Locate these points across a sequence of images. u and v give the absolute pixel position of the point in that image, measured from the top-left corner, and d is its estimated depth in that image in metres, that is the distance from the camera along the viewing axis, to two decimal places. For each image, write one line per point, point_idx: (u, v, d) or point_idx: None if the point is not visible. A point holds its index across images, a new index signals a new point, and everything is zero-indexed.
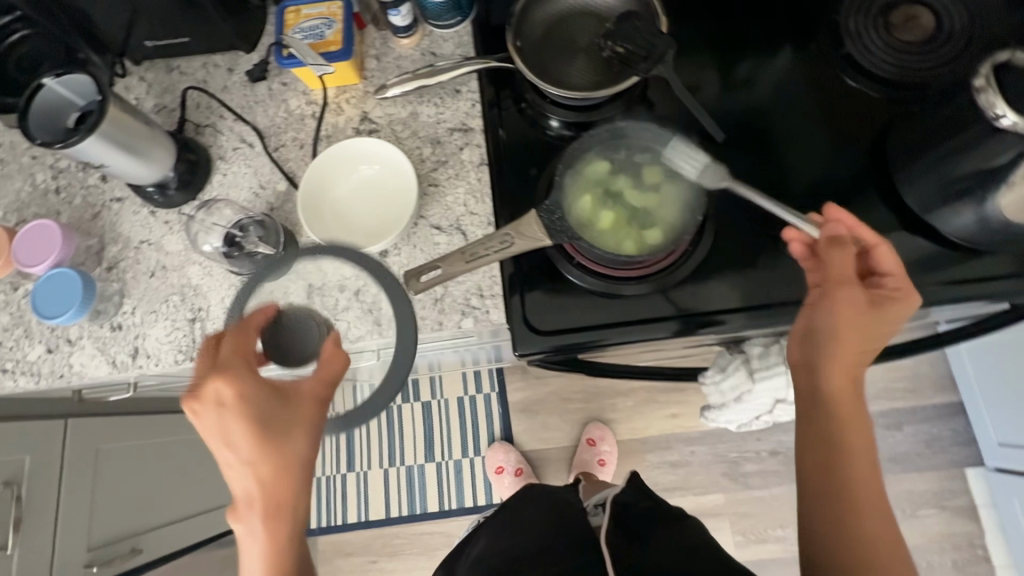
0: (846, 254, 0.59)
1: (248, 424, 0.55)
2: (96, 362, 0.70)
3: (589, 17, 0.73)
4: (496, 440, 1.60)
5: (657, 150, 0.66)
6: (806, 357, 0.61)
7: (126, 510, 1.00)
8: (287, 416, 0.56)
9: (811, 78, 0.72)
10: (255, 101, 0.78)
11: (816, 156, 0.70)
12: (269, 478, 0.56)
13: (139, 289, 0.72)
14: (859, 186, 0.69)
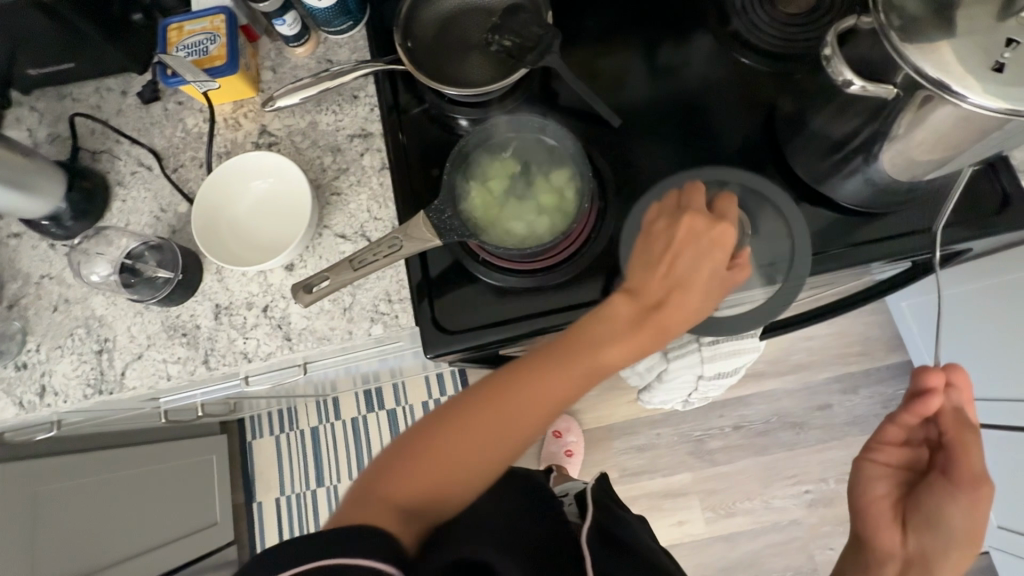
0: (977, 447, 0.55)
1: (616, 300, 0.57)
2: (3, 404, 0.68)
3: (479, 14, 0.73)
4: None
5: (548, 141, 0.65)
6: (865, 534, 0.58)
7: (69, 551, 0.99)
8: (631, 310, 0.56)
9: (704, 57, 0.73)
10: (150, 123, 0.76)
11: (717, 132, 0.70)
12: (590, 341, 0.55)
13: (43, 325, 0.70)
14: (757, 159, 0.70)
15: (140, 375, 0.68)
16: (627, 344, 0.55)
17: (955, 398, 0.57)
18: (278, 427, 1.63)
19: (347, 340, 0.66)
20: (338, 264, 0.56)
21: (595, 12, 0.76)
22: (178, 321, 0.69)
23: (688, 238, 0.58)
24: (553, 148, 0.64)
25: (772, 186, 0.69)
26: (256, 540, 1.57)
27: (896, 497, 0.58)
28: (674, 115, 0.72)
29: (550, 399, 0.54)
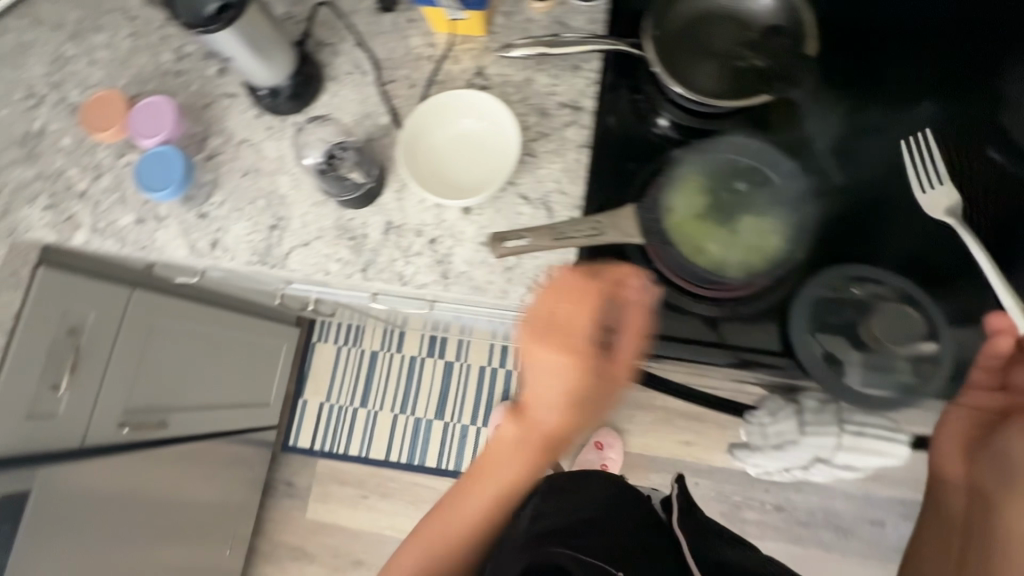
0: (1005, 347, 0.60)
1: (575, 369, 0.61)
2: (177, 243, 0.73)
3: (731, 22, 0.69)
4: (508, 405, 1.61)
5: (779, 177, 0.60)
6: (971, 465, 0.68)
7: (160, 385, 1.06)
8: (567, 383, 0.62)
9: (949, 142, 0.68)
10: (378, 31, 0.78)
11: (931, 221, 0.66)
12: (534, 431, 0.67)
13: (231, 185, 0.75)
14: (974, 267, 0.64)
15: (302, 261, 0.71)
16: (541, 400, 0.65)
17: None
18: (343, 340, 1.71)
19: (499, 298, 0.67)
20: (541, 228, 0.56)
21: (850, 53, 0.70)
22: (349, 225, 0.71)
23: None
24: (776, 185, 0.60)
25: (982, 300, 0.63)
26: (292, 432, 1.66)
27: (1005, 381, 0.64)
28: (894, 188, 0.67)
29: (506, 448, 0.70)
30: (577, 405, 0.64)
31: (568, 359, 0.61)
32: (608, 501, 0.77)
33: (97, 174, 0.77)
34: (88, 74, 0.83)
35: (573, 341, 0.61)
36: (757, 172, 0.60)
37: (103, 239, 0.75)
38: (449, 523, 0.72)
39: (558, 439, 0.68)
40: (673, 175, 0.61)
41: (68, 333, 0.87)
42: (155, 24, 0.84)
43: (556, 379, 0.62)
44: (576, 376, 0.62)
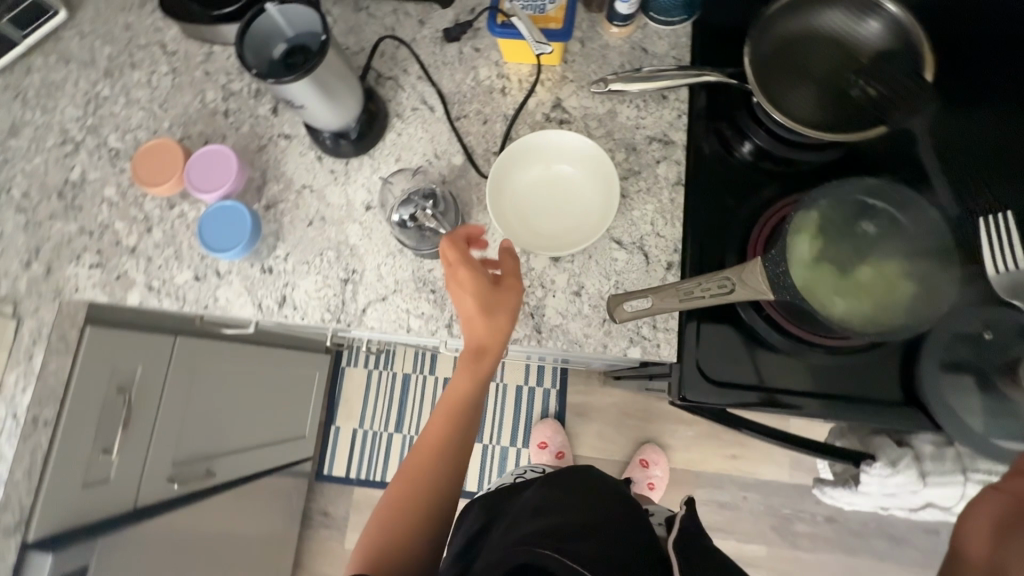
0: None
1: (480, 301, 0.58)
2: (242, 301, 0.69)
3: (832, 45, 0.64)
4: (548, 416, 1.57)
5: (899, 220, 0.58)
6: None
7: (206, 433, 1.00)
8: (498, 302, 0.59)
9: None
10: (442, 62, 0.73)
11: None
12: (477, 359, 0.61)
13: (295, 237, 0.69)
14: None
15: (380, 317, 0.66)
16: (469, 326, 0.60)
17: None
18: (373, 363, 1.66)
19: (599, 353, 0.63)
20: (666, 289, 0.55)
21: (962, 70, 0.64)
22: (429, 276, 0.67)
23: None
24: (898, 224, 0.58)
25: None
26: (326, 461, 1.61)
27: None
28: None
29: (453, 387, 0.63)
30: (492, 325, 0.59)
31: (467, 283, 0.59)
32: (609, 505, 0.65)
33: (148, 227, 0.72)
34: (125, 115, 0.77)
35: (477, 270, 0.59)
36: (873, 218, 0.58)
37: (161, 299, 0.70)
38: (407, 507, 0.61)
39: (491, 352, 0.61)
40: (793, 214, 0.57)
41: (116, 392, 0.81)
42: (195, 59, 0.78)
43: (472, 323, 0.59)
44: (471, 303, 0.59)
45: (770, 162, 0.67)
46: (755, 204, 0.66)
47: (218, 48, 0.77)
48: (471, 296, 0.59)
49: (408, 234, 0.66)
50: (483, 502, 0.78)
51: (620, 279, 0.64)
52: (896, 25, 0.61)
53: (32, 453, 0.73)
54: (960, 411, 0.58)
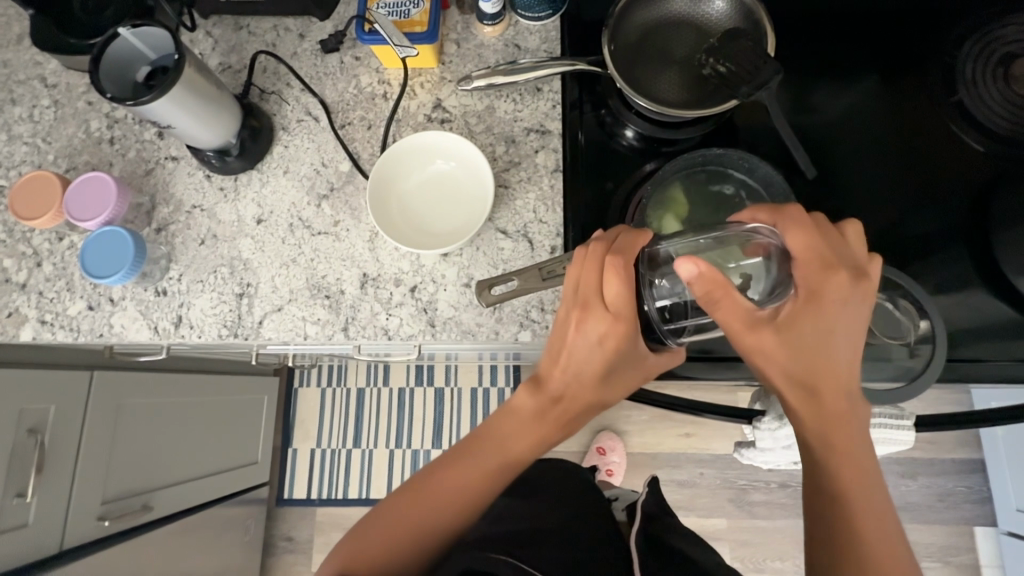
0: (803, 236, 0.48)
1: (609, 361, 0.55)
2: (138, 326, 0.68)
3: (691, 30, 0.68)
4: None
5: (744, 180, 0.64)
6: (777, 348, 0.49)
7: (138, 467, 0.99)
8: (632, 371, 0.58)
9: (915, 119, 0.68)
10: (324, 73, 0.74)
11: (912, 204, 0.66)
12: (552, 414, 0.58)
13: (188, 256, 0.70)
14: (948, 239, 0.65)
15: (277, 327, 0.67)
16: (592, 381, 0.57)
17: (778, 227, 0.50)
18: (326, 381, 1.65)
19: (492, 341, 0.64)
20: (528, 271, 0.57)
21: (804, 46, 0.70)
22: (323, 282, 0.67)
23: (819, 260, 0.49)
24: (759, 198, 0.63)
25: (957, 273, 0.64)
26: (285, 485, 1.59)
27: (817, 254, 0.48)
28: (871, 176, 0.67)
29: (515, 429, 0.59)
30: (597, 387, 0.57)
31: (611, 342, 0.54)
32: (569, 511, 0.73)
33: (38, 262, 0.71)
34: (8, 152, 0.76)
35: (614, 320, 0.53)
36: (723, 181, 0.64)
37: (55, 332, 0.69)
38: (432, 509, 0.56)
39: (573, 414, 0.59)
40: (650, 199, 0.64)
41: (26, 434, 0.80)
42: (77, 89, 0.77)
43: (587, 379, 0.57)
44: (602, 357, 0.55)
45: (647, 144, 0.71)
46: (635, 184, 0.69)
47: None
48: (600, 349, 0.54)
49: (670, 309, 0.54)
50: None
51: (507, 267, 0.66)
52: (739, 5, 0.66)
53: None
54: None
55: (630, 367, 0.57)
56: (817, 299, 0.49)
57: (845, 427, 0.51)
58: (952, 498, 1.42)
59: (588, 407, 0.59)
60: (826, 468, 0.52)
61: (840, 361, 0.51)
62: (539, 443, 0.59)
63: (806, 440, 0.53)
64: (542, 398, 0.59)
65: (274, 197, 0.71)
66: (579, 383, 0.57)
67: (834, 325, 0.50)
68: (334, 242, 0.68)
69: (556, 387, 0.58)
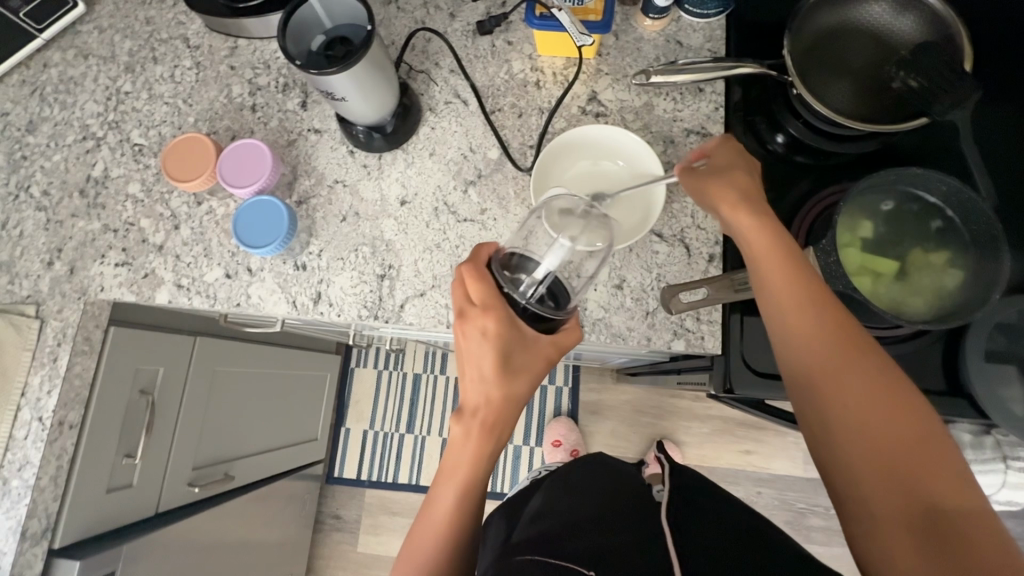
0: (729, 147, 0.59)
1: (502, 354, 0.54)
2: (276, 298, 0.67)
3: (869, 41, 0.65)
4: (561, 415, 1.57)
5: (930, 201, 0.58)
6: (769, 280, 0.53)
7: (225, 436, 0.99)
8: (525, 362, 0.55)
9: None
10: (475, 55, 0.72)
11: None
12: (495, 429, 0.56)
13: (329, 232, 0.68)
14: None
15: (418, 313, 0.65)
16: (491, 385, 0.55)
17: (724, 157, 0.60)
18: (383, 364, 1.64)
19: (642, 347, 0.62)
20: (721, 281, 0.58)
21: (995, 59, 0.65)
22: None
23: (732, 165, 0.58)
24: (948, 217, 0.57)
25: None
26: (336, 463, 1.59)
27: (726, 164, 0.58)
28: None
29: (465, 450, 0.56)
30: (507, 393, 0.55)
31: (493, 333, 0.54)
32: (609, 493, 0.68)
33: (175, 225, 0.70)
34: (148, 110, 0.75)
35: (483, 320, 0.54)
36: (908, 202, 0.58)
37: (191, 297, 0.68)
38: (428, 537, 0.57)
39: (506, 421, 0.57)
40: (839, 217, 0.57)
41: (139, 394, 0.79)
42: (220, 53, 0.76)
43: (488, 385, 0.55)
44: (537, 359, 0.55)
45: (802, 154, 0.68)
46: (793, 197, 0.67)
47: (244, 43, 0.76)
48: (493, 344, 0.54)
49: (517, 276, 0.56)
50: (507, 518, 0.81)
51: (661, 273, 0.64)
52: (930, 18, 0.62)
53: (58, 459, 0.69)
54: (1001, 396, 0.59)
55: (522, 353, 0.55)
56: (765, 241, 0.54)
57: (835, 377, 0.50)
58: None
59: (513, 409, 0.56)
60: (832, 418, 0.50)
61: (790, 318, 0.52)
62: (478, 454, 0.56)
63: (812, 407, 0.51)
64: (495, 409, 0.55)
65: (418, 179, 0.69)
66: (486, 392, 0.55)
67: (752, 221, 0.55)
68: (480, 231, 0.67)
69: (473, 403, 0.56)
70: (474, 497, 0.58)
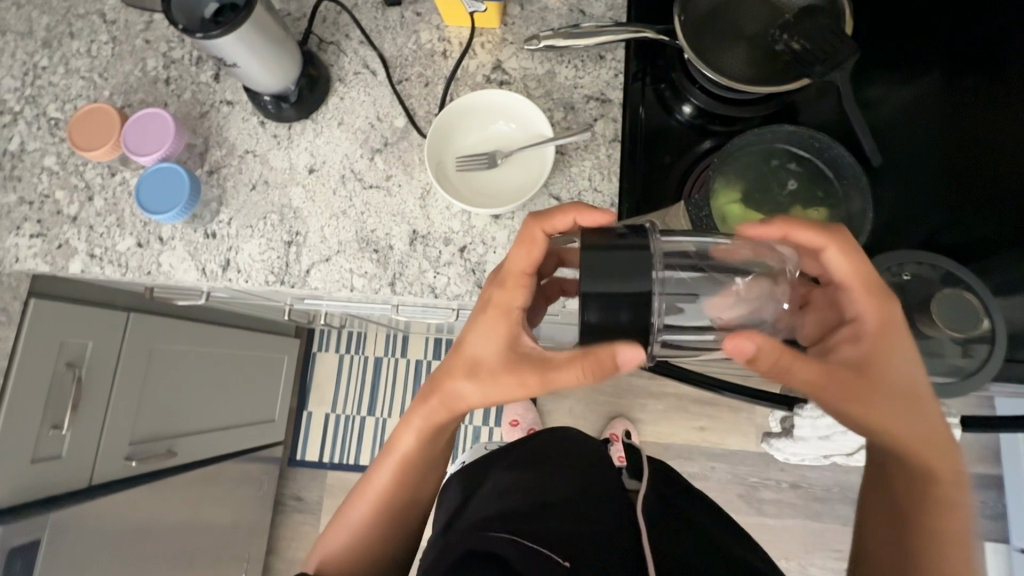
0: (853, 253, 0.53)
1: (494, 339, 0.53)
2: (186, 266, 0.68)
3: (762, 7, 0.66)
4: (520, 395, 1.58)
5: (796, 153, 0.63)
6: (908, 387, 0.52)
7: (166, 411, 1.01)
8: (514, 364, 0.53)
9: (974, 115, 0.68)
10: (384, 26, 0.73)
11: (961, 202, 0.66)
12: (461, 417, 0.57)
13: (238, 201, 0.69)
14: (999, 241, 0.65)
15: (324, 278, 0.67)
16: (473, 373, 0.55)
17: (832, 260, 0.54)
18: (344, 347, 1.65)
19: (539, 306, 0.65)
20: None
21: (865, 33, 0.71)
22: (372, 236, 0.67)
23: (880, 323, 0.53)
24: (812, 168, 0.63)
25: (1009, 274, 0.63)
26: (298, 446, 1.61)
27: (855, 279, 0.54)
28: (917, 170, 0.68)
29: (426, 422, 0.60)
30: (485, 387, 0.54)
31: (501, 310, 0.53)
32: (586, 476, 0.69)
33: (89, 196, 0.71)
34: (64, 85, 0.76)
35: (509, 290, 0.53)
36: (774, 160, 0.63)
37: (103, 266, 0.69)
38: (374, 487, 0.63)
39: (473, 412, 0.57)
40: (714, 181, 0.62)
41: (66, 366, 0.81)
42: (136, 27, 0.77)
43: (472, 370, 0.55)
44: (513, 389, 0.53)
45: (708, 119, 0.69)
46: (693, 161, 0.69)
47: (159, 17, 0.77)
48: (488, 326, 0.53)
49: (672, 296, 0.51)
50: (461, 476, 0.81)
51: None
52: None
53: None
54: None
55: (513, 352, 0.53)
56: (880, 358, 0.52)
57: (937, 479, 0.52)
58: None
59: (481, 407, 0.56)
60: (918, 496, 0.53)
61: (904, 422, 0.51)
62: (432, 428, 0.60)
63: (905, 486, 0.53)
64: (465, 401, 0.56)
65: (327, 148, 0.70)
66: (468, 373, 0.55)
67: (902, 352, 0.53)
68: (385, 197, 0.68)
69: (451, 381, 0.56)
70: (422, 466, 0.63)
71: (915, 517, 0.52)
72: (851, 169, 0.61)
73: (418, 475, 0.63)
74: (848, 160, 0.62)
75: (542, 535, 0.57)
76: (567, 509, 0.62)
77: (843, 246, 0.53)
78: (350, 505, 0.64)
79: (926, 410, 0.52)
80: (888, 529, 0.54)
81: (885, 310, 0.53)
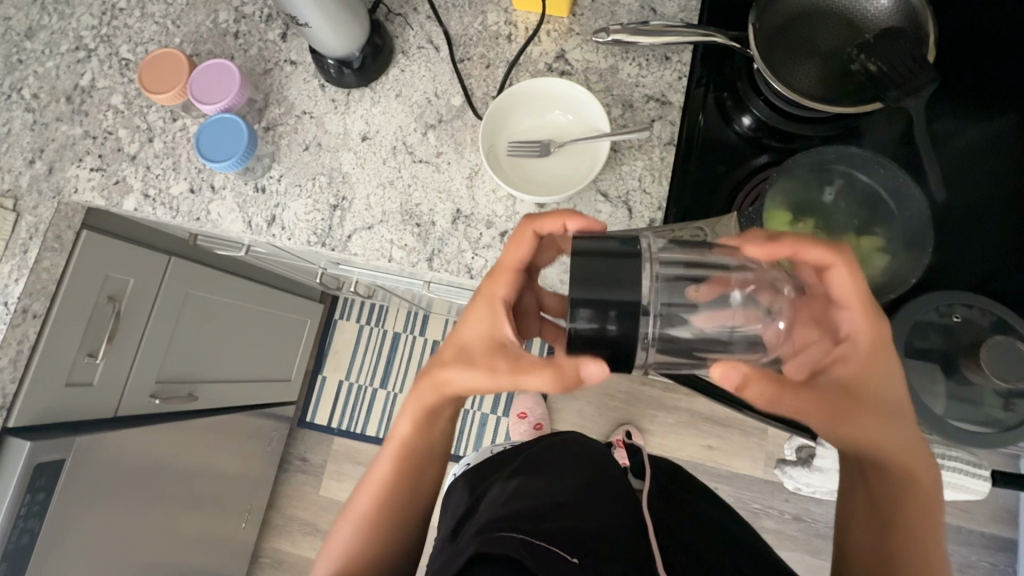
0: (851, 274, 0.52)
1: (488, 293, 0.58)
2: (233, 217, 0.70)
3: (842, 25, 0.64)
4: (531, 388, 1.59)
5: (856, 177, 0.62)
6: (887, 400, 0.51)
7: (191, 356, 1.03)
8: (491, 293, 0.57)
9: None
10: (453, 4, 0.73)
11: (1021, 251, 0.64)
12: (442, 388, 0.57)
13: (291, 159, 0.71)
14: None
15: (364, 245, 0.68)
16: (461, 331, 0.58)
17: (836, 280, 0.52)
18: (365, 319, 1.68)
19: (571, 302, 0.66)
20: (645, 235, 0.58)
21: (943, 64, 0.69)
22: (416, 210, 0.68)
23: (873, 339, 0.52)
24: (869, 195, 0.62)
25: None
26: (309, 409, 1.65)
27: (855, 299, 0.52)
28: (978, 212, 0.65)
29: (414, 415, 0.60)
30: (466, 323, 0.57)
31: None
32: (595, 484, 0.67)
33: (150, 137, 0.73)
34: (139, 28, 0.78)
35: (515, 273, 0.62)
36: (828, 182, 0.62)
37: (156, 207, 0.72)
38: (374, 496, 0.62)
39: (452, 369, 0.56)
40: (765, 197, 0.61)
41: (106, 299, 0.84)
42: None
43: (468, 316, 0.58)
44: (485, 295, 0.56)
45: (767, 133, 0.68)
46: (746, 173, 0.68)
47: None
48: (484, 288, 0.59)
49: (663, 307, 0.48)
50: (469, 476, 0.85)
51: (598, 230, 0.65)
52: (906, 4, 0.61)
53: (19, 342, 0.74)
54: (918, 389, 0.59)
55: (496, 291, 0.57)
56: (871, 375, 0.51)
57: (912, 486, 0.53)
58: (972, 570, 1.36)
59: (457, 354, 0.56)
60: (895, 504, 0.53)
61: (891, 438, 0.51)
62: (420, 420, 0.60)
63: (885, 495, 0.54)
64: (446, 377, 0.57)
65: (382, 117, 0.71)
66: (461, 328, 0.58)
67: (890, 371, 0.52)
68: (433, 172, 0.68)
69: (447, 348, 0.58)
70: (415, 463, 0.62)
71: (896, 522, 0.53)
72: (910, 201, 0.60)
73: (409, 475, 0.62)
74: (910, 192, 0.60)
75: (552, 535, 0.54)
76: (575, 510, 0.60)
77: (850, 266, 0.52)
78: (353, 499, 0.63)
79: (906, 421, 0.52)
80: (861, 530, 0.55)
81: (877, 326, 0.52)
